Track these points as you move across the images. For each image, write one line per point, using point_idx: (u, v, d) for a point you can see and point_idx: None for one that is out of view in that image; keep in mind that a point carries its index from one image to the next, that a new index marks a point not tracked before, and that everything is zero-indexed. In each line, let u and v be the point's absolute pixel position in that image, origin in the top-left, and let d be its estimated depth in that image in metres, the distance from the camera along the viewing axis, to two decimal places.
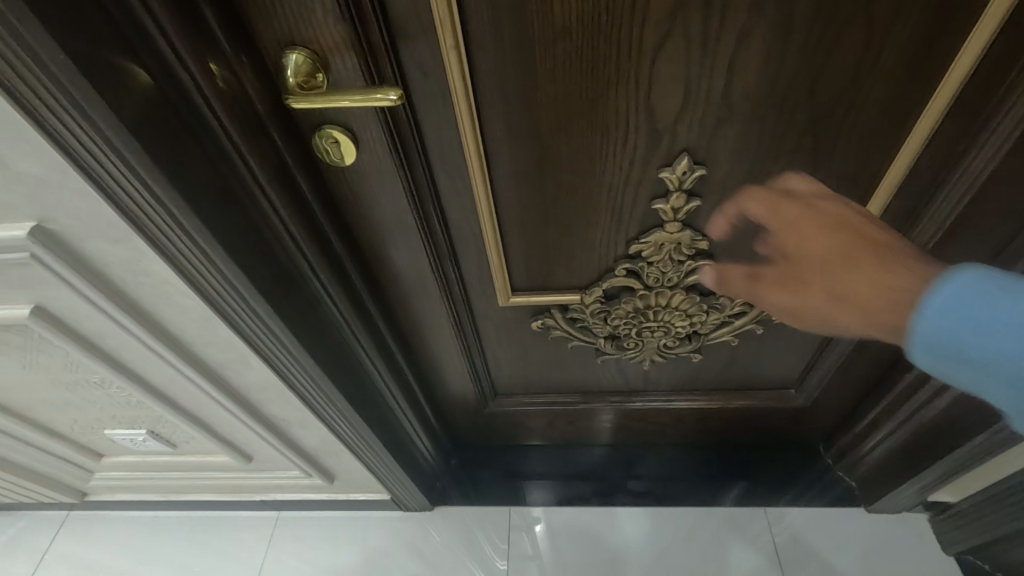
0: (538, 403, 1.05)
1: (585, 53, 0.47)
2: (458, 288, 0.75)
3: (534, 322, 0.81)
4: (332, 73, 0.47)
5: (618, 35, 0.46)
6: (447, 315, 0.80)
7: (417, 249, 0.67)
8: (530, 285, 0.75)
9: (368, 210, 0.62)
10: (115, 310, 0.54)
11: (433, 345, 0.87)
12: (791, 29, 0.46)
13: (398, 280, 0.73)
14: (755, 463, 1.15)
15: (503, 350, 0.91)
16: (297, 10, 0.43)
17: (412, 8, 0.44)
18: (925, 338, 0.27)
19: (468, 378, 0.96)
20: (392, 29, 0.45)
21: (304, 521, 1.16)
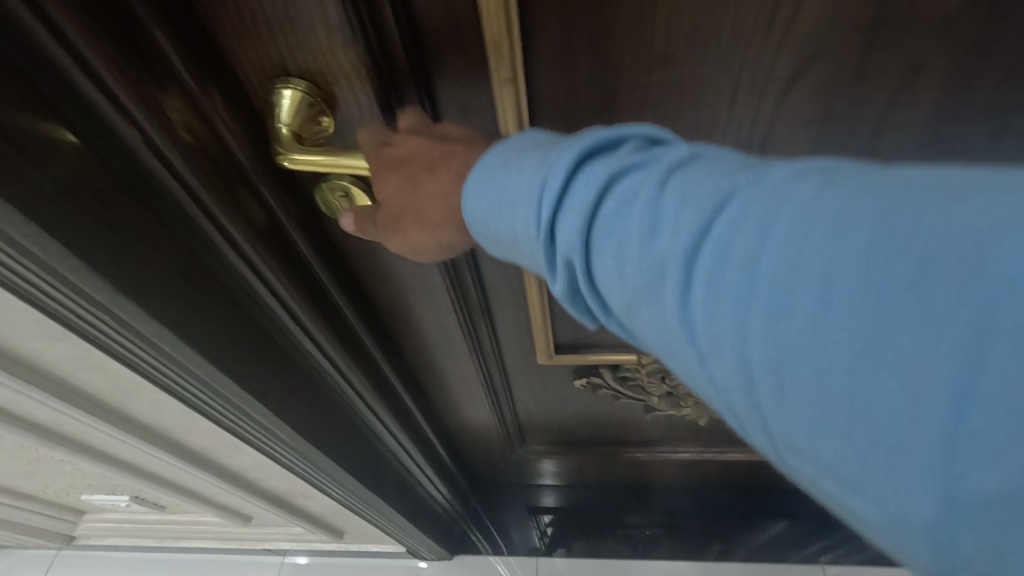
0: (571, 451, 0.94)
1: (689, 86, 0.35)
2: (489, 346, 0.63)
3: (577, 379, 0.69)
4: (340, 112, 0.34)
5: (734, 66, 0.33)
6: (475, 372, 0.69)
7: (446, 310, 0.55)
8: (575, 344, 0.63)
9: (386, 268, 0.50)
10: (70, 406, 0.43)
11: (456, 397, 0.76)
12: (987, 64, 0.32)
13: (419, 337, 0.61)
14: (807, 510, 1.04)
15: (535, 402, 0.79)
16: (290, 33, 0.30)
17: (453, 25, 0.31)
18: (472, 227, 0.27)
19: (494, 427, 0.85)
20: (424, 54, 0.33)
21: (312, 566, 1.07)
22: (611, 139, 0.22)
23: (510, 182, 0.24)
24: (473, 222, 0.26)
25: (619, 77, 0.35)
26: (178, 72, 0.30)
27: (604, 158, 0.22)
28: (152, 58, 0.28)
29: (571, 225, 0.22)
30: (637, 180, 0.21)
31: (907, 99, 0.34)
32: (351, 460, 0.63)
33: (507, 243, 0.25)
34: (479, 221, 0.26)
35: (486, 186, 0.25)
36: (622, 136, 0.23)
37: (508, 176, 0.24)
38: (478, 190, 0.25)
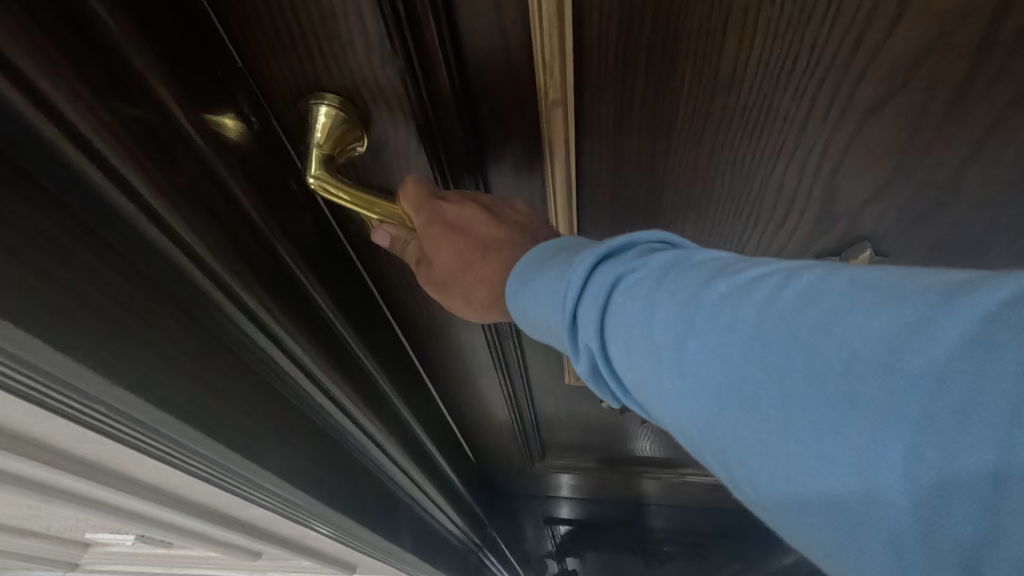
0: (591, 467, 0.91)
1: (753, 109, 0.33)
2: (516, 368, 0.60)
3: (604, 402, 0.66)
4: (374, 134, 0.32)
5: (803, 90, 0.32)
6: (499, 397, 0.66)
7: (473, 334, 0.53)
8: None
9: (413, 293, 0.47)
10: (82, 459, 0.41)
11: (477, 419, 0.73)
12: None
13: (444, 362, 0.58)
14: None
15: (557, 420, 0.77)
16: (321, 52, 0.28)
17: (501, 44, 0.29)
18: (511, 307, 0.29)
19: (515, 445, 0.82)
20: (466, 72, 0.30)
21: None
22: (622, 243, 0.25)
23: (534, 279, 0.27)
24: (514, 316, 0.29)
25: (680, 97, 0.33)
26: (191, 138, 0.27)
27: (617, 259, 0.25)
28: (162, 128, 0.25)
29: (589, 314, 0.24)
30: (639, 275, 0.23)
31: (980, 117, 0.32)
32: (366, 508, 0.60)
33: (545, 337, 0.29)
34: (518, 313, 0.29)
35: (518, 283, 0.28)
36: (634, 241, 0.25)
37: (536, 274, 0.27)
38: (514, 286, 0.29)
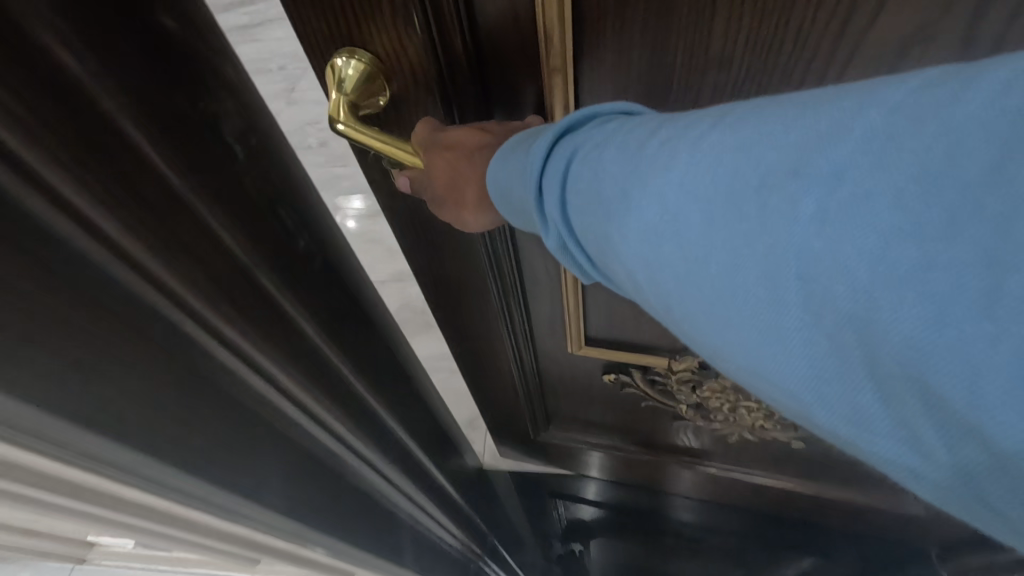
0: (596, 445, 0.95)
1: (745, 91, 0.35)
2: (523, 333, 0.64)
3: (606, 373, 0.69)
4: (398, 91, 0.36)
5: (794, 78, 0.33)
6: (508, 360, 0.70)
7: (483, 294, 0.56)
8: (608, 337, 0.63)
9: (425, 247, 0.51)
10: (56, 511, 0.41)
11: (486, 382, 0.78)
12: None
13: (458, 320, 0.63)
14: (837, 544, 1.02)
15: (564, 388, 0.80)
16: (358, 15, 0.32)
17: (511, 12, 0.33)
18: (495, 193, 0.35)
19: (521, 414, 0.87)
20: (480, 38, 0.34)
21: None
22: (583, 116, 0.31)
23: (513, 162, 0.33)
24: (500, 202, 0.35)
25: (674, 74, 0.35)
26: (167, 178, 0.33)
27: (577, 132, 0.30)
28: (141, 180, 0.31)
29: (554, 185, 0.30)
30: (591, 140, 0.28)
31: None
32: (351, 512, 0.62)
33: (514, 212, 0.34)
34: (503, 199, 0.35)
35: (500, 170, 0.34)
36: (593, 113, 0.31)
37: (513, 159, 0.33)
38: (496, 175, 0.35)
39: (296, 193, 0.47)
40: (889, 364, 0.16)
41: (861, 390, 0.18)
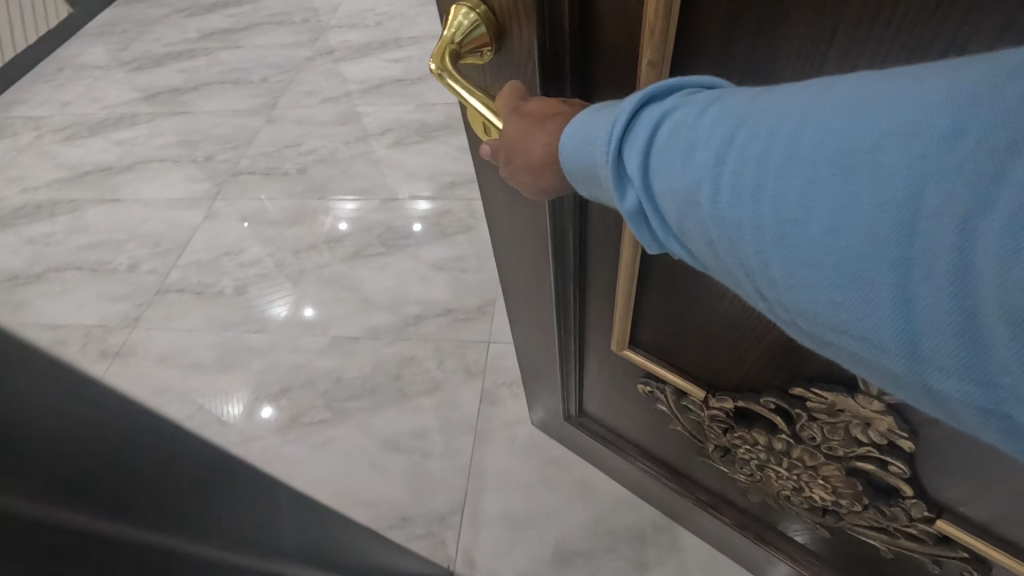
0: (625, 449, 1.19)
1: None
2: (575, 310, 0.87)
3: (642, 383, 0.93)
4: (499, 51, 0.50)
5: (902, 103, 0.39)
6: (551, 326, 0.95)
7: (545, 272, 0.81)
8: (651, 350, 0.84)
9: (526, 240, 0.78)
10: None
11: (540, 355, 1.07)
12: None
13: (522, 287, 0.90)
14: None
15: (603, 381, 1.04)
16: None
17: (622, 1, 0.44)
18: (563, 154, 0.44)
19: (560, 393, 1.16)
20: (587, 15, 0.46)
21: None
22: (660, 90, 0.39)
23: (589, 128, 0.41)
24: (567, 166, 0.44)
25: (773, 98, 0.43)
26: None
27: (657, 103, 0.38)
28: None
29: (636, 155, 0.38)
30: (678, 115, 0.36)
31: None
32: None
33: (597, 181, 0.42)
34: (571, 163, 0.43)
35: (575, 138, 0.42)
36: (675, 89, 0.39)
37: (591, 126, 0.41)
38: (571, 137, 0.43)
39: (135, 548, 0.41)
40: (987, 299, 0.24)
41: (946, 324, 0.25)
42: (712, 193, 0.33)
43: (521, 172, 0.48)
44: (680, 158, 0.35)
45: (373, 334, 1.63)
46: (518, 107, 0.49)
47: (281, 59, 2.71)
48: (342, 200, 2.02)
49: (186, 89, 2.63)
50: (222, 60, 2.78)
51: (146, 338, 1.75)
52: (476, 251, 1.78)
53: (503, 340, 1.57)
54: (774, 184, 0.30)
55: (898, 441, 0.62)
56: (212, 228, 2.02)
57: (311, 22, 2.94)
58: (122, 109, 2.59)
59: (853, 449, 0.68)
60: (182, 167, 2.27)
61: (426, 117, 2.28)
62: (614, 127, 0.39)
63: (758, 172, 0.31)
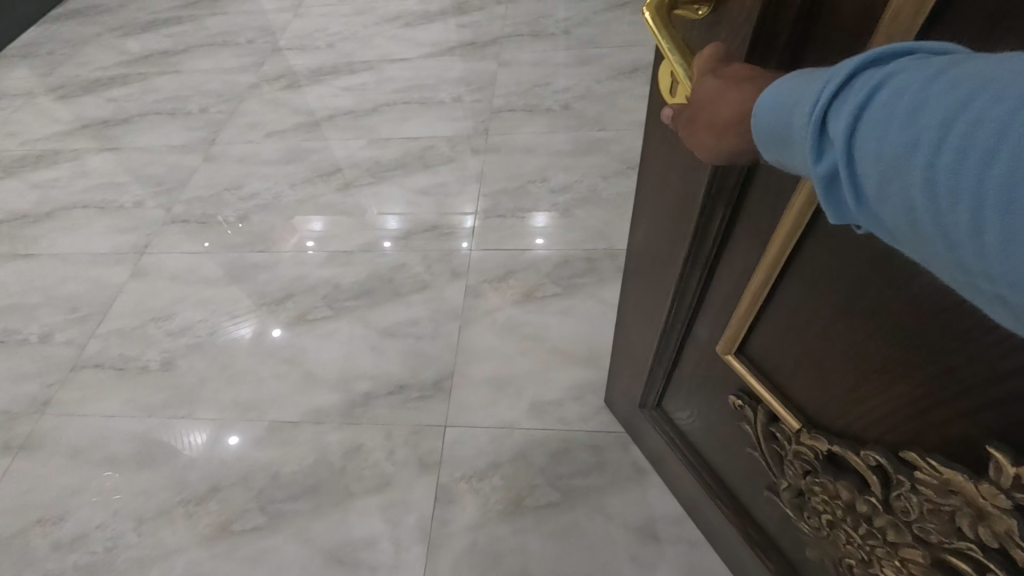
0: (690, 463, 1.11)
1: None
2: (696, 295, 0.84)
3: (733, 395, 0.85)
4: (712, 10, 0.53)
5: None
6: (664, 300, 0.92)
7: (682, 235, 0.78)
8: (755, 358, 0.78)
9: (673, 202, 0.77)
10: None
11: (640, 333, 1.06)
12: None
13: (653, 246, 0.89)
14: None
15: (693, 378, 0.98)
16: None
17: None
18: (758, 122, 0.38)
19: (643, 381, 1.14)
20: None
21: None
22: (892, 49, 0.31)
23: (793, 92, 0.35)
24: (759, 132, 0.38)
25: None
26: None
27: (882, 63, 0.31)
28: None
29: (842, 117, 0.31)
30: (908, 74, 0.29)
31: None
32: None
33: (789, 146, 0.36)
34: (765, 127, 0.38)
35: (776, 104, 0.37)
36: (911, 48, 0.31)
37: (796, 90, 0.35)
38: (770, 101, 0.37)
39: None
40: None
41: None
42: (930, 161, 0.27)
43: (703, 133, 0.47)
44: (891, 123, 0.29)
45: (317, 418, 1.44)
46: (715, 68, 0.48)
47: (221, 88, 2.54)
48: (310, 217, 1.93)
49: (118, 122, 2.44)
50: (158, 87, 2.61)
51: (56, 427, 1.49)
52: (432, 314, 1.62)
53: (460, 422, 1.39)
54: (1013, 148, 0.24)
55: (1014, 550, 0.52)
56: (137, 290, 1.78)
57: (258, 43, 2.82)
58: (48, 145, 2.37)
59: (951, 540, 0.59)
60: (104, 215, 2.03)
61: (380, 154, 2.12)
62: (822, 90, 0.32)
63: (998, 133, 0.25)
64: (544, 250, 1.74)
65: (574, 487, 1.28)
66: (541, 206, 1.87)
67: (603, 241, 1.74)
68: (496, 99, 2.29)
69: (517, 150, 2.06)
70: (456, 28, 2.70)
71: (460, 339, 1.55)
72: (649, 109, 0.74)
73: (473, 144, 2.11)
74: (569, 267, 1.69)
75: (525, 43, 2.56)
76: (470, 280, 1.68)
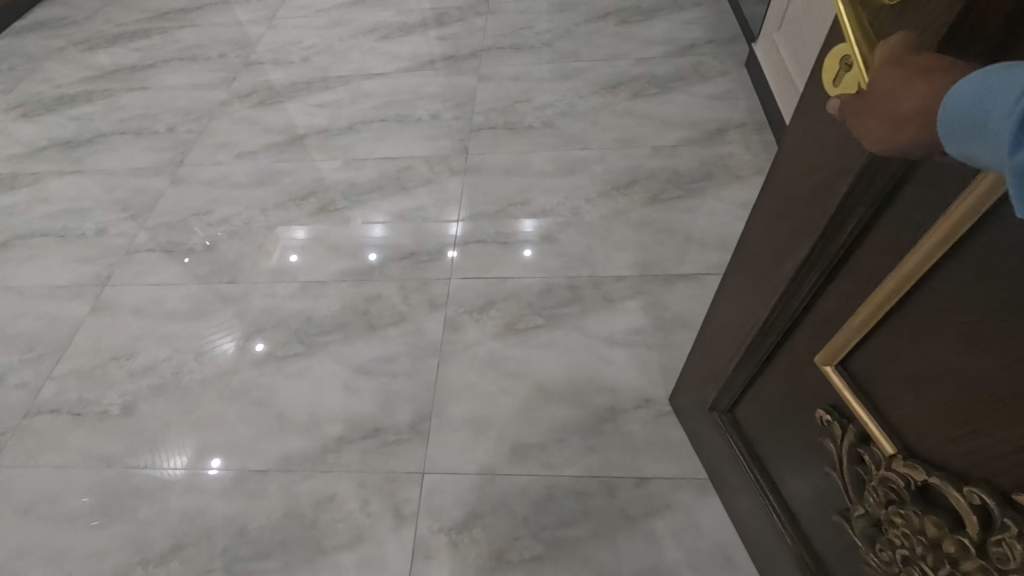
0: (756, 478, 1.06)
1: None
2: (802, 302, 0.78)
3: (822, 409, 0.79)
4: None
5: None
6: (765, 300, 0.86)
7: (803, 230, 0.72)
8: (856, 376, 0.70)
9: (801, 198, 0.71)
10: None
11: (728, 333, 1.01)
12: None
13: (765, 241, 0.83)
14: None
15: (778, 386, 0.92)
16: None
17: None
18: (957, 113, 0.36)
19: (720, 384, 1.09)
20: None
21: None
22: None
23: (1003, 81, 0.34)
24: (948, 121, 0.37)
25: None
26: None
27: None
28: None
29: None
30: None
31: None
32: None
33: (981, 137, 0.35)
34: (956, 116, 0.37)
35: (976, 93, 0.35)
36: None
37: (1007, 79, 0.34)
38: (966, 91, 0.36)
39: None
40: None
41: None
42: None
43: (876, 123, 0.45)
44: None
45: (287, 465, 1.36)
46: (896, 57, 0.44)
47: (191, 105, 2.45)
48: (293, 228, 1.89)
49: (82, 142, 2.34)
50: (124, 105, 2.51)
51: (8, 479, 1.40)
52: (408, 350, 1.54)
53: (439, 469, 1.32)
54: None
55: None
56: (97, 326, 1.68)
57: (229, 57, 2.72)
58: (7, 167, 2.27)
59: None
60: (65, 244, 1.93)
61: (354, 176, 2.04)
62: None
63: None
64: (528, 277, 1.67)
65: (559, 538, 1.22)
66: (522, 230, 1.80)
67: (587, 268, 1.68)
68: (476, 116, 2.22)
69: (497, 171, 1.99)
70: (434, 41, 2.63)
71: (438, 377, 1.48)
72: (803, 93, 0.69)
73: (451, 165, 2.04)
74: (552, 296, 1.62)
75: (505, 56, 2.49)
76: (449, 311, 1.61)
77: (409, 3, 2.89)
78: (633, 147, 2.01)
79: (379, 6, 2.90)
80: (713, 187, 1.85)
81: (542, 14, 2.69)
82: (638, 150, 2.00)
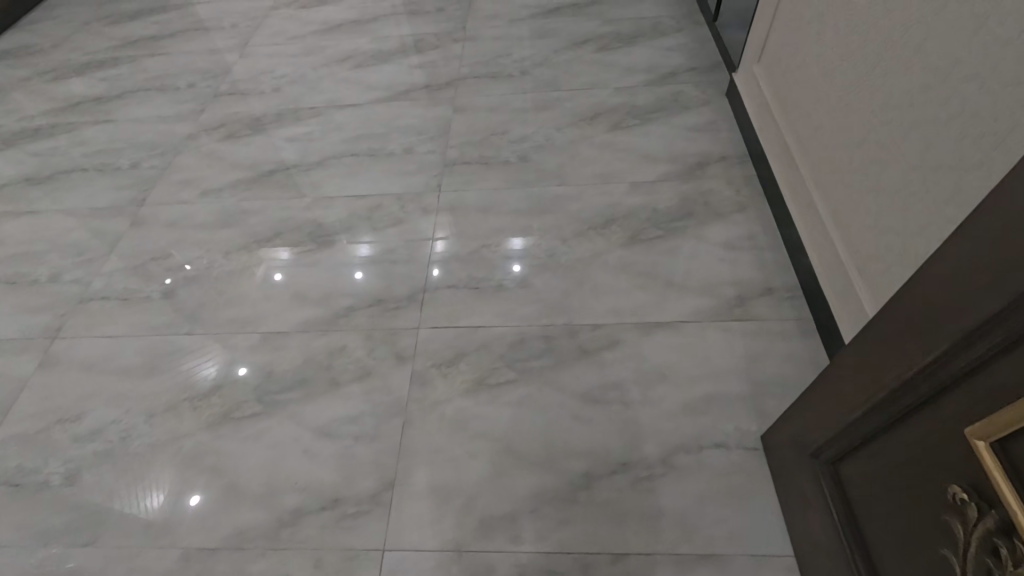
0: (850, 541, 0.97)
1: None
2: (957, 370, 0.70)
3: (957, 485, 0.70)
4: None
5: None
6: (916, 355, 0.77)
7: (998, 284, 0.63)
8: (1010, 458, 0.61)
9: (996, 258, 0.64)
10: None
11: (856, 380, 0.93)
12: None
13: (930, 287, 0.74)
14: None
15: (899, 448, 0.83)
16: None
17: None
18: None
19: (833, 432, 1.00)
20: None
21: None
22: None
23: None
24: None
25: None
26: None
27: None
28: None
29: None
30: None
31: None
32: None
33: None
34: None
35: None
36: None
37: None
38: None
39: None
40: None
41: None
42: None
43: None
44: None
45: (240, 543, 1.27)
46: None
47: (155, 139, 2.36)
48: (279, 249, 1.87)
49: (41, 179, 2.25)
50: (87, 139, 2.42)
51: None
52: (374, 408, 1.45)
53: (402, 544, 1.24)
54: None
55: None
56: (43, 385, 1.59)
57: (198, 87, 2.63)
58: None
59: None
60: (13, 292, 1.84)
61: (324, 216, 1.96)
62: None
63: None
64: (503, 325, 1.59)
65: None
66: (497, 274, 1.72)
67: (562, 316, 1.60)
68: (451, 150, 2.15)
69: (473, 210, 1.91)
70: (411, 69, 2.56)
71: (404, 439, 1.39)
72: None
73: (425, 203, 1.96)
74: (526, 347, 1.54)
75: (483, 85, 2.42)
76: (418, 364, 1.52)
77: (386, 29, 2.82)
78: (612, 183, 1.94)
79: (355, 32, 2.83)
80: (695, 226, 1.78)
81: (522, 41, 2.62)
82: (617, 186, 1.93)
